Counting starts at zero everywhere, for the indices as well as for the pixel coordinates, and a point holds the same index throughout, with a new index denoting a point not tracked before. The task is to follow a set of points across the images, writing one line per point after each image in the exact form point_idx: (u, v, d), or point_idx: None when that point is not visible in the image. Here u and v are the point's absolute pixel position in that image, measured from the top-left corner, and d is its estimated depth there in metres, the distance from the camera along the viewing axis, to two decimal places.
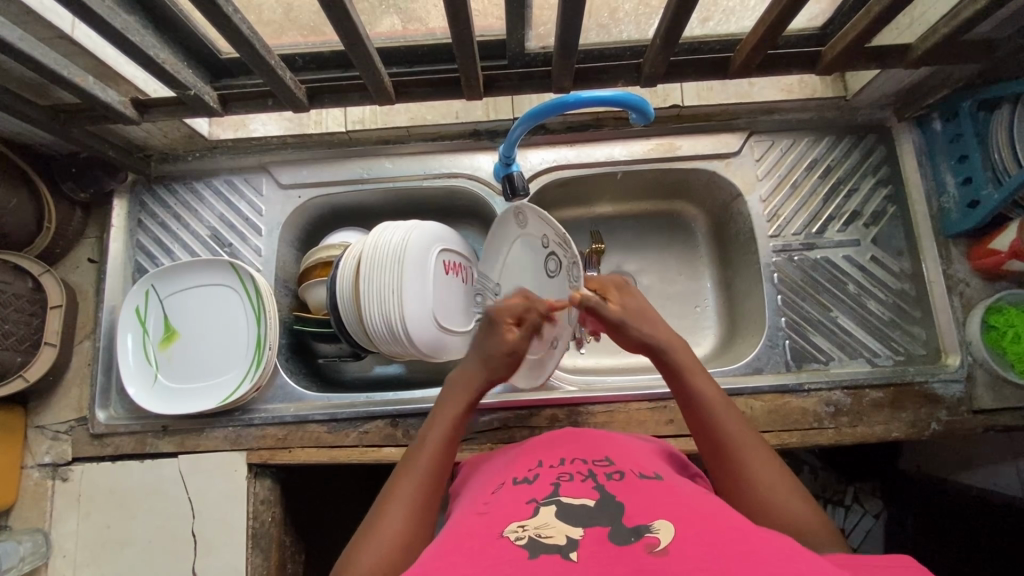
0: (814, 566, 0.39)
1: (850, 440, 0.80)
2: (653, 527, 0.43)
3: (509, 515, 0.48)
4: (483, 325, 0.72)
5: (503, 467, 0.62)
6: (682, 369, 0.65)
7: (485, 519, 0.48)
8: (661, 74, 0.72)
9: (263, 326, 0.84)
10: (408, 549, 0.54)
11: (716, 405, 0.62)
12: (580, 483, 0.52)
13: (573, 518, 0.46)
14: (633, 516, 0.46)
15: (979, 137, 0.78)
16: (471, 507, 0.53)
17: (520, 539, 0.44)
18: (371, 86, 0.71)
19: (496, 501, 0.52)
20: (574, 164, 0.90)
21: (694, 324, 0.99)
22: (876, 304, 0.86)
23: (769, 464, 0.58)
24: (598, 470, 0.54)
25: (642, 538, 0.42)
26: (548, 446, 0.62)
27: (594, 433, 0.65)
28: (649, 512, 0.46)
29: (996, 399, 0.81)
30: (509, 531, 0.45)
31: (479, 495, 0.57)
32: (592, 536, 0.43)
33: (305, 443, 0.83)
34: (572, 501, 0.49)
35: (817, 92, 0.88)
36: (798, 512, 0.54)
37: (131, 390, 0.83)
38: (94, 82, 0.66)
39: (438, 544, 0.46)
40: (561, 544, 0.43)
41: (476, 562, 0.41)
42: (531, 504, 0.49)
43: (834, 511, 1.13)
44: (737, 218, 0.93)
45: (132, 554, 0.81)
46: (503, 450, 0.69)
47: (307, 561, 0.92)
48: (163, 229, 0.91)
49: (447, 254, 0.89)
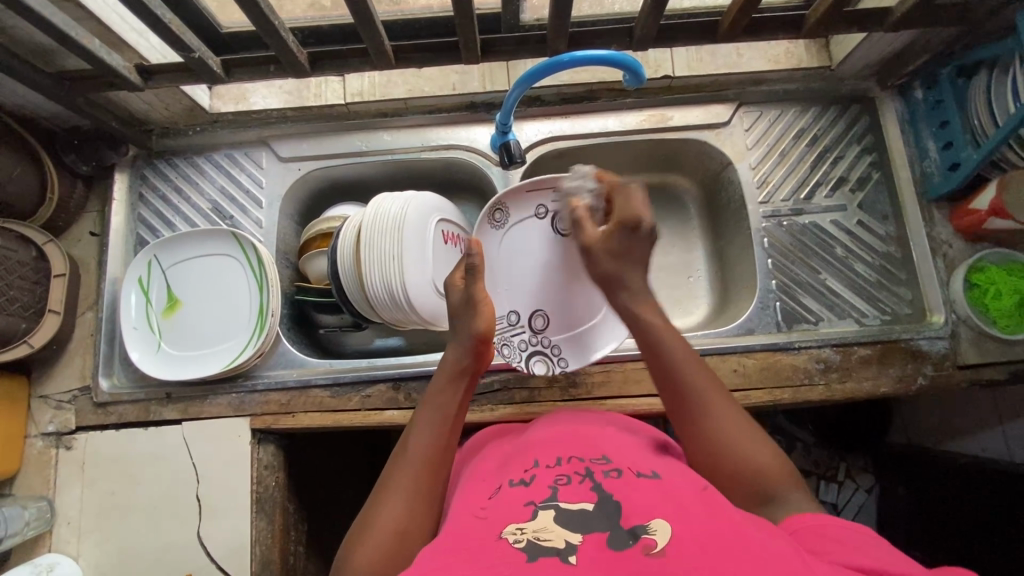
0: (808, 562, 0.42)
1: (840, 396, 0.82)
2: (650, 528, 0.46)
3: (508, 517, 0.51)
4: (458, 302, 0.72)
5: (497, 464, 0.64)
6: (652, 325, 0.66)
7: (484, 523, 0.51)
8: (652, 37, 0.75)
9: (265, 294, 0.86)
10: (406, 535, 0.57)
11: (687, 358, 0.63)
12: (578, 485, 0.54)
13: (571, 524, 0.49)
14: (630, 515, 0.48)
15: (959, 103, 0.82)
16: (468, 507, 0.55)
17: (520, 542, 0.47)
18: (371, 50, 0.73)
19: (494, 504, 0.54)
20: (569, 135, 0.92)
21: (687, 293, 1.02)
22: (862, 266, 0.89)
23: (731, 413, 0.62)
24: (595, 468, 0.57)
25: (640, 540, 0.45)
26: (546, 443, 0.64)
27: (586, 428, 0.67)
28: (647, 511, 0.48)
29: (980, 354, 0.83)
30: (507, 533, 0.48)
31: (475, 493, 0.58)
32: (590, 542, 0.46)
33: (309, 407, 0.84)
34: (571, 505, 0.51)
35: (803, 62, 0.91)
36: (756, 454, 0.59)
37: (134, 355, 0.84)
38: (99, 45, 0.67)
39: (435, 543, 0.49)
40: (560, 548, 0.46)
41: (475, 565, 0.44)
42: (529, 506, 0.52)
43: (827, 487, 1.21)
44: (727, 187, 0.96)
45: (137, 520, 0.82)
46: (505, 438, 0.72)
47: (311, 530, 0.93)
48: (163, 202, 0.92)
49: (443, 218, 0.90)
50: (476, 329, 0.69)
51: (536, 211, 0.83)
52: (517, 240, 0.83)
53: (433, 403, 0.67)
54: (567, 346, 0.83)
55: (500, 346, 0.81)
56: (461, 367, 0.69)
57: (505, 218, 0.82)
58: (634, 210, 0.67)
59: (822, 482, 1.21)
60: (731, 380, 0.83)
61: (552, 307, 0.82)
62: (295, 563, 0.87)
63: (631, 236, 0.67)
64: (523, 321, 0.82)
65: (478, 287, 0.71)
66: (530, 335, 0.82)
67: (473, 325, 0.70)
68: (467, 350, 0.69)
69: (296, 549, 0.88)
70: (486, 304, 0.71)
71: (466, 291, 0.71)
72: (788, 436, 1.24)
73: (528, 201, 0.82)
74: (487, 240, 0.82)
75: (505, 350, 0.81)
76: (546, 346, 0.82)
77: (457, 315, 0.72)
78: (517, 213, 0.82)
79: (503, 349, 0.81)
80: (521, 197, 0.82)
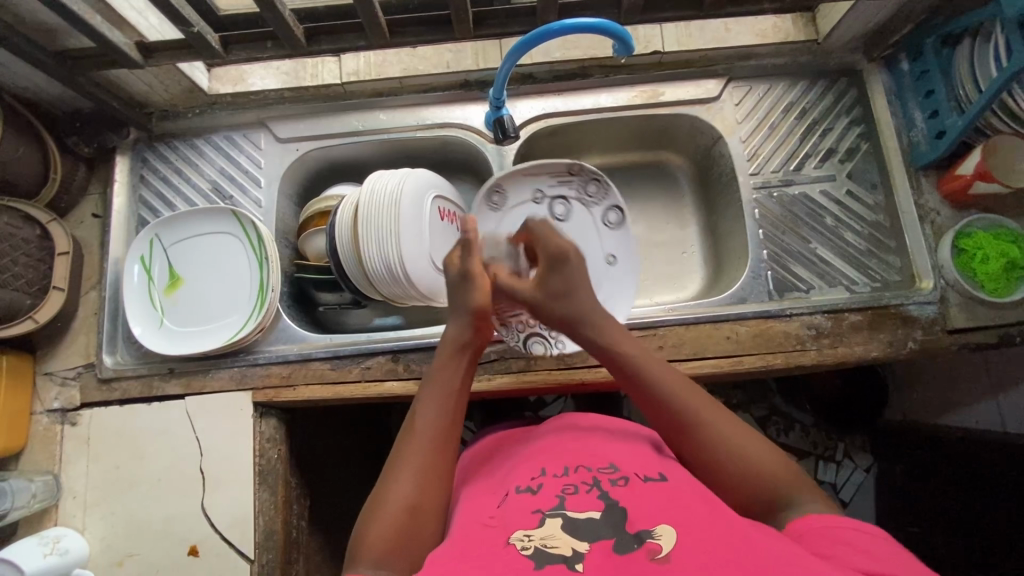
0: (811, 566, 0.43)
1: (832, 361, 0.84)
2: (655, 533, 0.49)
3: (516, 524, 0.53)
4: (455, 278, 0.75)
5: (504, 475, 0.66)
6: (627, 351, 0.68)
7: (494, 532, 0.53)
8: (640, 8, 0.76)
9: (265, 270, 0.87)
10: (417, 511, 0.57)
11: (659, 376, 0.65)
12: (584, 494, 0.56)
13: (578, 532, 0.51)
14: (635, 521, 0.51)
15: (943, 72, 0.84)
16: (478, 515, 0.58)
17: (527, 549, 0.49)
18: (366, 24, 0.74)
19: (503, 513, 0.56)
20: (562, 112, 0.94)
21: (682, 268, 1.03)
22: (852, 235, 0.91)
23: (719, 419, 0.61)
24: (602, 479, 0.58)
25: (645, 545, 0.48)
26: (552, 452, 0.66)
27: (593, 435, 0.69)
28: (653, 517, 0.51)
29: (969, 318, 0.84)
30: (516, 540, 0.51)
31: (484, 505, 0.60)
32: (597, 550, 0.48)
33: (309, 380, 0.86)
34: (577, 514, 0.53)
35: (791, 36, 0.93)
36: (758, 456, 0.58)
37: (137, 331, 0.85)
38: (101, 22, 0.69)
39: (447, 549, 0.52)
40: (567, 555, 0.48)
41: (488, 569, 0.47)
42: (538, 512, 0.54)
43: (826, 467, 1.22)
44: (718, 161, 0.98)
45: (141, 493, 0.83)
46: (515, 446, 0.74)
47: (312, 505, 0.95)
48: (164, 183, 0.94)
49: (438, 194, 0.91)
50: (471, 302, 0.72)
51: (534, 196, 0.91)
52: (515, 221, 0.90)
53: (439, 377, 0.68)
54: None
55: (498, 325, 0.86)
56: (461, 342, 0.70)
57: (503, 201, 0.90)
58: (559, 243, 0.75)
59: (821, 462, 1.23)
60: (724, 347, 0.84)
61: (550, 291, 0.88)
62: (298, 538, 0.89)
63: (563, 271, 0.74)
64: None
65: (472, 260, 0.74)
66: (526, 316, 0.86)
67: (470, 297, 0.72)
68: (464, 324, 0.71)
69: (297, 523, 0.89)
70: (482, 277, 0.74)
71: (461, 266, 0.74)
72: (785, 417, 1.25)
73: (526, 184, 0.90)
74: (484, 220, 0.90)
75: (502, 329, 0.86)
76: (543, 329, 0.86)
77: (456, 291, 0.74)
78: (514, 197, 0.90)
79: (501, 328, 0.86)
80: (518, 181, 0.90)
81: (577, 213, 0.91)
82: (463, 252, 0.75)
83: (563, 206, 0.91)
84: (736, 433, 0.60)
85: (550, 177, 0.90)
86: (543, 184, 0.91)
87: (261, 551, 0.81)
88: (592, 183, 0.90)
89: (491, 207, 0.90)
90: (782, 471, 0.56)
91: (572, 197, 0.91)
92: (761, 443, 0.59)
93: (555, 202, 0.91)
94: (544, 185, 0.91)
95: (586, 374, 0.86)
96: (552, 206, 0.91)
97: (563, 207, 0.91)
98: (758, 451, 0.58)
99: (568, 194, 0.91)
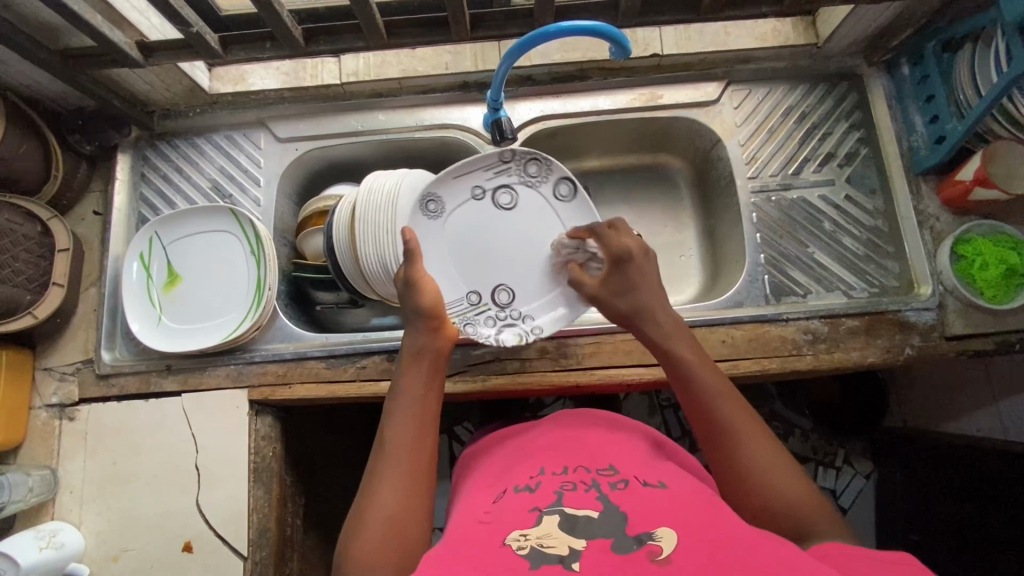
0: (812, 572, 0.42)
1: (827, 366, 0.83)
2: (655, 535, 0.48)
3: (513, 523, 0.53)
4: (401, 285, 0.71)
5: (500, 471, 0.66)
6: (686, 362, 0.67)
7: (489, 527, 0.53)
8: (637, 11, 0.76)
9: (263, 269, 0.88)
10: (403, 523, 0.57)
11: (712, 391, 0.64)
12: (584, 494, 0.56)
13: (576, 529, 0.50)
14: (636, 524, 0.50)
15: (943, 77, 0.83)
16: (472, 511, 0.58)
17: (524, 547, 0.48)
18: (364, 25, 0.74)
19: (498, 510, 0.56)
20: (561, 114, 0.94)
21: (680, 272, 1.03)
22: (850, 239, 0.90)
23: (766, 447, 0.60)
24: (602, 480, 0.58)
25: (645, 546, 0.47)
26: (550, 452, 0.66)
27: (594, 434, 0.69)
28: (653, 519, 0.50)
29: (968, 325, 0.84)
30: (512, 539, 0.50)
31: (479, 499, 0.60)
32: (595, 547, 0.48)
33: (305, 378, 0.86)
34: (575, 512, 0.53)
35: (790, 40, 0.92)
36: (792, 486, 0.58)
37: (134, 327, 0.86)
38: (103, 22, 0.70)
39: (441, 546, 0.51)
40: (564, 554, 0.47)
41: (482, 566, 0.46)
42: (534, 512, 0.54)
43: (826, 473, 1.21)
44: (717, 164, 0.98)
45: (138, 488, 0.83)
46: (512, 440, 0.74)
47: (307, 503, 0.96)
48: (165, 181, 0.95)
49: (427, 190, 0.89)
50: (420, 306, 0.69)
51: (472, 193, 0.81)
52: (461, 227, 0.81)
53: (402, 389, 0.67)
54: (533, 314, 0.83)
55: (464, 325, 0.81)
56: (416, 350, 0.69)
57: (440, 207, 0.80)
58: (626, 244, 0.72)
59: (821, 468, 1.21)
60: (719, 351, 0.84)
61: (511, 280, 0.82)
62: (292, 535, 0.90)
63: (625, 272, 0.72)
64: (485, 299, 0.82)
65: (416, 267, 0.70)
66: (496, 311, 0.82)
67: (417, 301, 0.70)
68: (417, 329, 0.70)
69: (292, 521, 0.90)
70: (427, 279, 0.71)
71: (404, 274, 0.70)
72: (784, 422, 1.24)
73: (461, 183, 0.81)
74: (424, 231, 0.80)
75: (470, 329, 0.81)
76: (514, 318, 0.82)
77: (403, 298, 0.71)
78: (450, 200, 0.81)
79: (468, 329, 0.81)
80: (453, 182, 0.80)
81: (525, 199, 0.82)
82: (406, 261, 0.70)
83: (507, 195, 0.82)
84: (778, 458, 0.60)
85: (483, 171, 0.81)
86: (480, 178, 0.81)
87: (255, 549, 0.82)
88: (532, 163, 0.81)
89: (430, 215, 0.81)
90: (812, 506, 0.57)
91: (516, 185, 0.82)
92: (797, 472, 0.59)
93: (498, 194, 0.82)
94: (480, 180, 0.81)
95: (580, 376, 0.86)
96: (496, 197, 0.82)
97: (507, 197, 0.82)
98: (795, 484, 0.58)
99: (510, 182, 0.81)
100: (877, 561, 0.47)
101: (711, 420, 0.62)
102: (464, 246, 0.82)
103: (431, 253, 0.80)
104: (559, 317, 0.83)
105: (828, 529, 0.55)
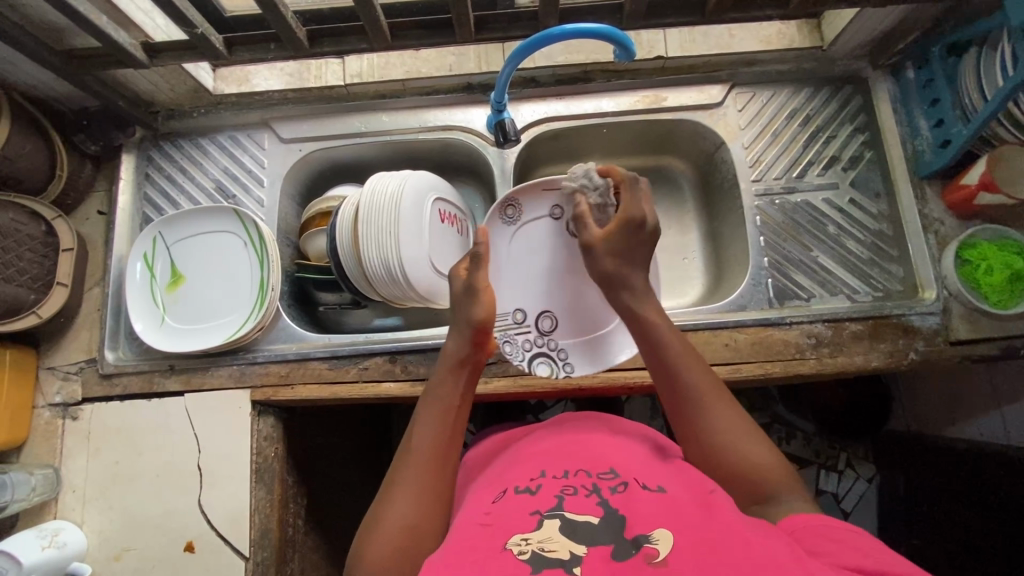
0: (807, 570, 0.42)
1: (831, 370, 0.83)
2: (651, 538, 0.48)
3: (513, 527, 0.53)
4: (460, 289, 0.72)
5: (500, 474, 0.66)
6: (656, 326, 0.66)
7: (489, 531, 0.53)
8: (641, 13, 0.76)
9: (266, 270, 0.88)
10: (418, 530, 0.57)
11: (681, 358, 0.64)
12: (583, 497, 0.55)
13: (575, 535, 0.50)
14: (633, 527, 0.50)
15: (949, 81, 0.83)
16: (473, 516, 0.57)
17: (524, 552, 0.48)
18: (368, 26, 0.74)
19: (499, 514, 0.56)
20: (564, 116, 0.94)
21: (682, 274, 1.03)
22: (854, 243, 0.90)
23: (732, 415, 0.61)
24: (601, 483, 0.58)
25: (642, 549, 0.47)
26: (550, 455, 0.65)
27: (595, 436, 0.69)
28: (652, 521, 0.50)
29: (972, 330, 0.83)
30: (512, 544, 0.50)
31: (480, 503, 0.60)
32: (595, 555, 0.48)
33: (307, 379, 0.86)
34: (576, 517, 0.53)
35: (795, 43, 0.92)
36: (757, 450, 0.59)
37: (138, 327, 0.86)
38: (108, 23, 0.70)
39: (442, 551, 0.51)
40: (564, 559, 0.47)
41: (482, 571, 0.46)
42: (534, 515, 0.54)
43: (828, 476, 1.20)
44: (721, 167, 0.97)
45: (140, 488, 0.84)
46: (517, 442, 0.74)
47: (309, 504, 0.96)
48: (169, 181, 0.95)
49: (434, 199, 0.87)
50: (473, 317, 0.69)
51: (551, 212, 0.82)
52: (528, 239, 0.83)
53: (436, 396, 0.67)
54: (571, 351, 0.82)
55: (503, 341, 0.81)
56: (458, 357, 0.69)
57: (517, 215, 0.82)
58: (641, 208, 0.68)
59: (823, 472, 1.21)
60: (721, 354, 0.84)
61: (556, 307, 0.82)
62: (293, 536, 0.89)
63: (637, 237, 0.68)
64: (529, 321, 0.82)
65: (481, 275, 0.71)
66: (536, 336, 0.82)
67: (472, 313, 0.70)
68: (465, 338, 0.69)
69: (293, 521, 0.90)
70: (488, 291, 0.71)
71: (468, 280, 0.71)
72: (787, 425, 1.23)
73: (544, 199, 0.82)
74: (497, 235, 0.82)
75: (508, 347, 0.81)
76: (551, 348, 0.82)
77: (458, 303, 0.72)
78: (530, 212, 0.82)
79: (506, 346, 0.81)
80: (537, 194, 0.82)
81: None
82: (475, 265, 0.72)
83: None
84: (745, 426, 0.60)
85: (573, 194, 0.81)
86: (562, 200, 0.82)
87: (257, 549, 0.82)
88: None
89: (506, 220, 0.82)
90: (778, 472, 0.57)
91: None
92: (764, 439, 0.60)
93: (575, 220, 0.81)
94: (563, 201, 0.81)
95: (582, 379, 0.85)
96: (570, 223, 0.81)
97: None
98: (762, 450, 0.59)
99: None
100: (861, 535, 0.48)
101: (675, 384, 0.63)
102: (524, 257, 0.83)
103: (498, 257, 0.82)
104: (591, 360, 0.82)
105: (792, 493, 0.56)
